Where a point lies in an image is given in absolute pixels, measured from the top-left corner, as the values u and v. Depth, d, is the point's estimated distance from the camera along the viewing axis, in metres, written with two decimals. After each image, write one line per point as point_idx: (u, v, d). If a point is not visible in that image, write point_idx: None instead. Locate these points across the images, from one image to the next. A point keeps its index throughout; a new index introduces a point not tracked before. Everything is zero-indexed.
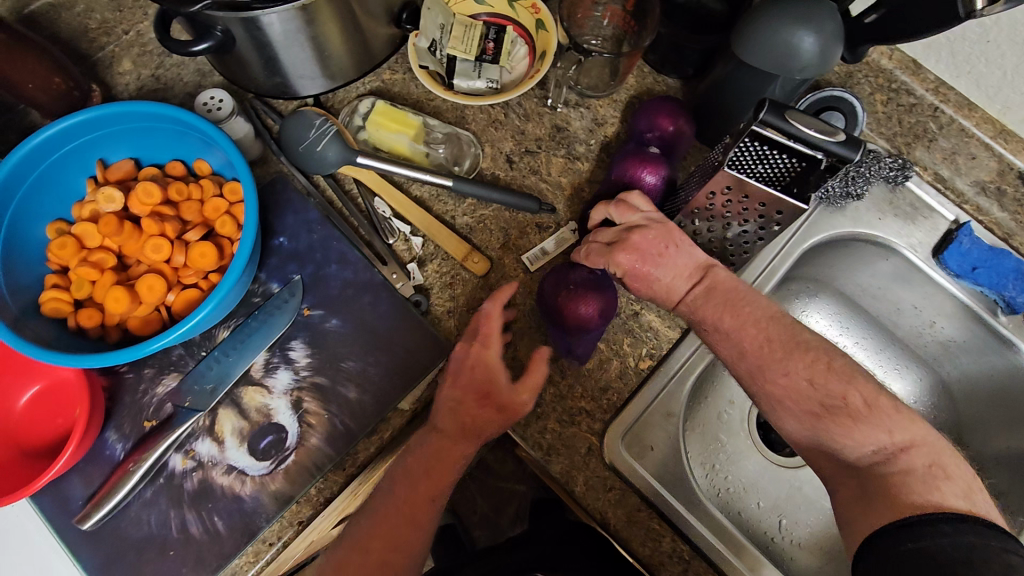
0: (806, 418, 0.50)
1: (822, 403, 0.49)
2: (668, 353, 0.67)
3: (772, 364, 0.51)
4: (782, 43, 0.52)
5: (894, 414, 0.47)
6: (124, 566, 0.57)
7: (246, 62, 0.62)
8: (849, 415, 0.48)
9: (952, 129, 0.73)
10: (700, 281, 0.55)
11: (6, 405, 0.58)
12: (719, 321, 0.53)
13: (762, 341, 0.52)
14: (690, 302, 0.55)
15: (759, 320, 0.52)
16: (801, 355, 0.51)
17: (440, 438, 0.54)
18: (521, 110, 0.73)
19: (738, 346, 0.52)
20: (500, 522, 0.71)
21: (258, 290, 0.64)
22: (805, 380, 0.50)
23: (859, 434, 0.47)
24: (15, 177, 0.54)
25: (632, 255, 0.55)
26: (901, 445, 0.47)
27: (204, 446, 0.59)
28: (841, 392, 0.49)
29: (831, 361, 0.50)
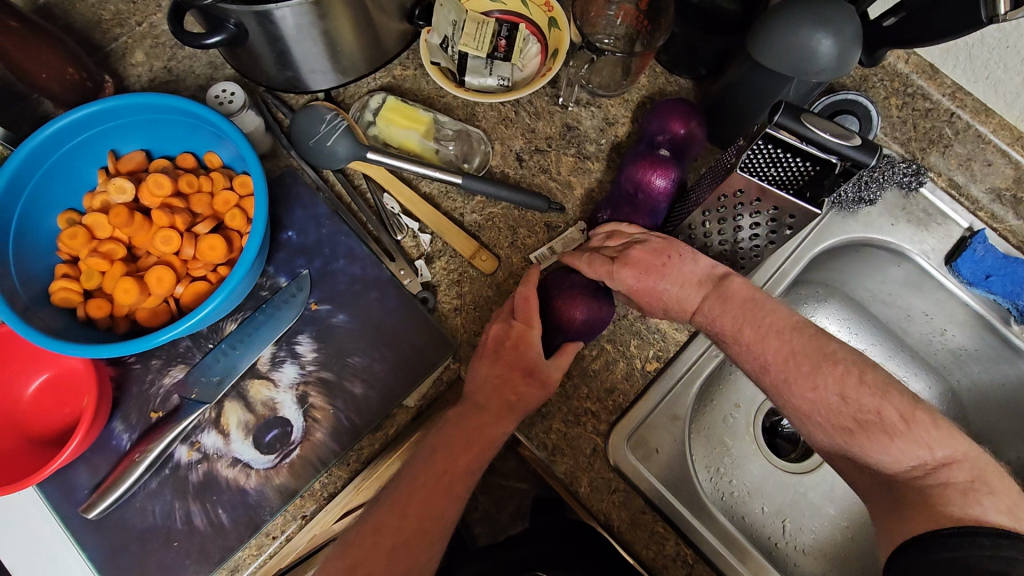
0: (838, 433, 0.49)
1: (854, 418, 0.48)
2: (675, 355, 0.66)
3: (799, 379, 0.50)
4: (799, 46, 0.51)
5: (933, 430, 0.47)
6: (128, 556, 0.57)
7: (258, 56, 0.62)
8: (885, 431, 0.47)
9: (969, 135, 0.71)
10: (710, 292, 0.55)
11: (14, 393, 0.58)
12: (739, 333, 0.53)
13: (785, 354, 0.51)
14: (706, 312, 0.55)
15: (782, 331, 0.52)
16: (829, 369, 0.49)
17: (456, 437, 0.55)
18: (532, 108, 0.73)
19: (761, 358, 0.52)
20: (500, 518, 0.75)
21: (266, 284, 0.64)
22: (835, 395, 0.49)
23: (897, 450, 0.47)
24: (28, 167, 0.54)
25: (635, 270, 0.55)
26: (942, 460, 0.46)
27: (210, 438, 0.59)
28: (875, 406, 0.48)
29: (863, 375, 0.49)
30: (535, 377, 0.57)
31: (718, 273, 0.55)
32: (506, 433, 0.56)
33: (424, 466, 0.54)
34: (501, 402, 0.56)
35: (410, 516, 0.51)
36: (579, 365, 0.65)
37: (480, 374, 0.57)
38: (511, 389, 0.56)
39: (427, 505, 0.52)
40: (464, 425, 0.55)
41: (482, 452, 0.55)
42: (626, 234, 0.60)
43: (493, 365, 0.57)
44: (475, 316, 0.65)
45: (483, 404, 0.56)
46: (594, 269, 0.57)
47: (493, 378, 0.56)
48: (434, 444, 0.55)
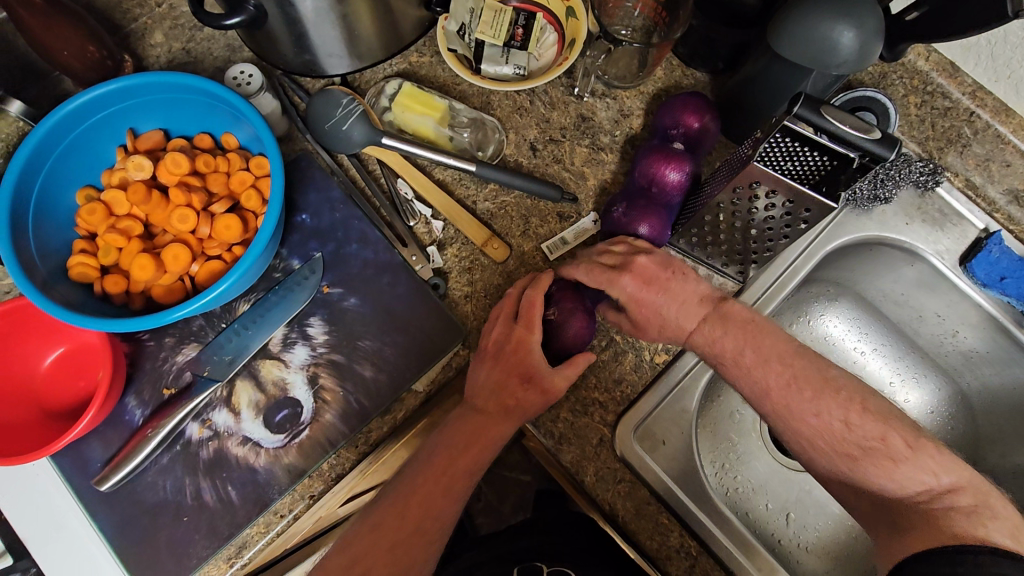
0: (841, 459, 0.51)
1: (859, 445, 0.50)
2: (663, 370, 0.65)
3: (802, 403, 0.51)
4: (821, 37, 0.51)
5: (936, 456, 0.48)
6: (139, 529, 0.58)
7: (276, 38, 0.63)
8: (889, 457, 0.49)
9: (987, 135, 0.70)
10: (709, 314, 0.55)
11: (31, 365, 0.59)
12: (740, 355, 0.54)
13: (788, 378, 0.52)
14: (705, 333, 0.55)
15: (783, 355, 0.53)
16: (832, 396, 0.51)
17: (453, 444, 0.55)
18: (547, 98, 0.73)
19: (761, 383, 0.53)
20: (501, 509, 0.73)
21: (279, 265, 0.65)
22: (838, 421, 0.50)
23: (901, 477, 0.48)
24: (49, 141, 0.54)
25: (639, 279, 0.56)
26: (948, 487, 0.47)
27: (221, 416, 0.60)
28: (879, 434, 0.49)
29: (866, 402, 0.51)
30: (534, 385, 0.55)
31: (716, 295, 0.57)
32: (506, 434, 0.56)
33: (430, 451, 0.55)
34: (499, 405, 0.56)
35: (413, 509, 0.52)
36: None
37: (482, 374, 0.57)
38: (508, 395, 0.55)
39: (430, 494, 0.53)
40: (468, 421, 0.56)
41: (482, 452, 0.55)
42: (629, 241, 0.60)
43: (491, 368, 0.56)
44: (486, 304, 0.65)
45: (481, 407, 0.56)
46: (593, 278, 0.57)
47: (492, 381, 0.56)
48: (431, 448, 0.55)
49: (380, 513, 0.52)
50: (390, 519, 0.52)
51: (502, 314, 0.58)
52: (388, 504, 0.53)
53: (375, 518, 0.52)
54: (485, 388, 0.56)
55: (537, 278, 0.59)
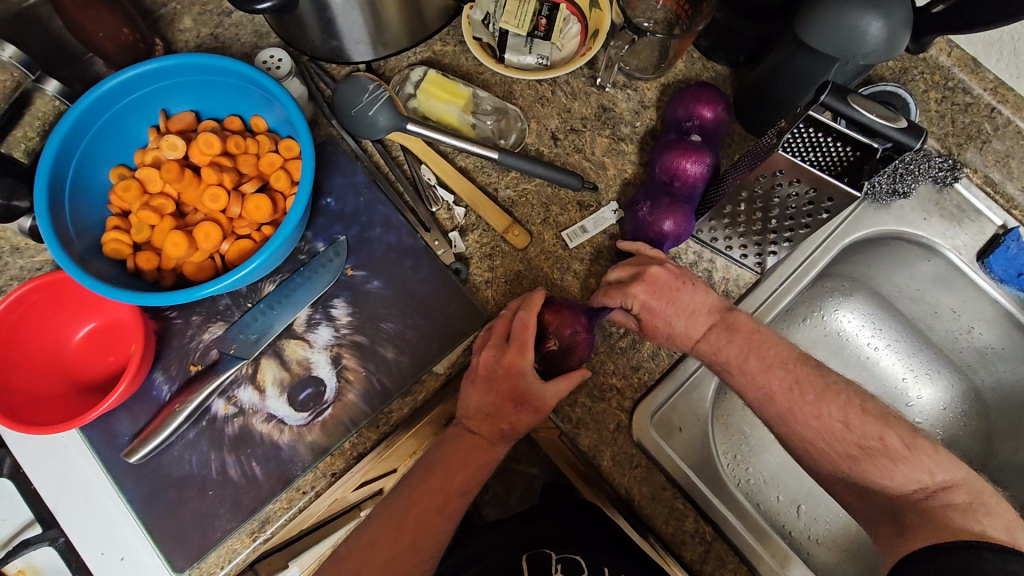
0: (842, 459, 0.51)
1: (859, 445, 0.50)
2: (672, 366, 0.66)
3: (804, 408, 0.52)
4: (849, 25, 0.51)
5: (934, 455, 0.49)
6: (164, 502, 0.59)
7: (304, 24, 0.64)
8: (889, 457, 0.49)
9: (1009, 131, 0.71)
10: (716, 323, 0.56)
11: (63, 339, 0.60)
12: (745, 364, 0.54)
13: (790, 383, 0.53)
14: (711, 341, 0.56)
15: (786, 361, 0.54)
16: (833, 398, 0.52)
17: (456, 453, 0.55)
18: (569, 88, 0.73)
19: (766, 389, 0.53)
20: (509, 500, 0.69)
21: (304, 248, 0.66)
22: (839, 422, 0.51)
23: (899, 475, 0.49)
24: (86, 119, 0.56)
25: (649, 288, 0.57)
26: (941, 484, 0.48)
27: (246, 393, 0.61)
28: (877, 433, 0.50)
29: (863, 403, 0.51)
30: (527, 406, 0.56)
31: (725, 304, 0.57)
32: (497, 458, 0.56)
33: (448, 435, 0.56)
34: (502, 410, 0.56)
35: (433, 487, 0.54)
36: (606, 342, 0.66)
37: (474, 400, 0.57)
38: (508, 407, 0.56)
39: (443, 472, 0.54)
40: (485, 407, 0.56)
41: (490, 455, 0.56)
42: (648, 255, 0.61)
43: (484, 395, 0.56)
44: (506, 290, 0.66)
45: (479, 421, 0.56)
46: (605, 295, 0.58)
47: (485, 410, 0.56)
48: (443, 445, 0.56)
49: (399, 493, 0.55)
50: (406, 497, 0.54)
51: (494, 337, 0.59)
52: (411, 488, 0.54)
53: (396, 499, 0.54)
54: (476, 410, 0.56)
55: (529, 298, 0.59)
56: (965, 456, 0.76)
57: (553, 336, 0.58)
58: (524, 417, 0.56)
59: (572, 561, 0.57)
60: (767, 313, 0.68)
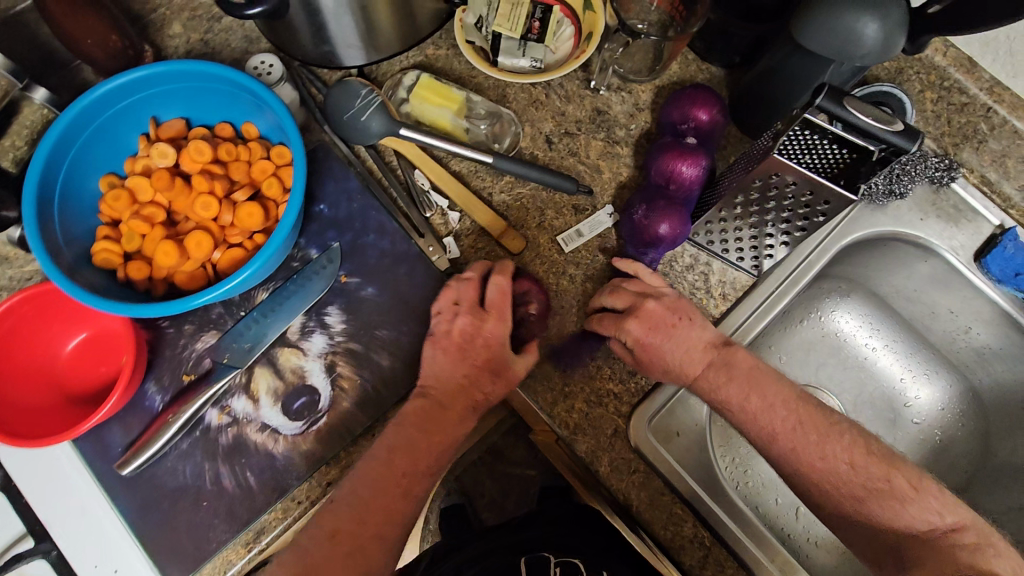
0: (848, 502, 0.51)
1: (865, 486, 0.50)
2: (652, 389, 0.64)
3: (808, 447, 0.52)
4: (846, 28, 0.51)
5: (940, 497, 0.49)
6: (158, 514, 0.59)
7: (295, 29, 0.63)
8: (895, 498, 0.49)
9: (1004, 131, 0.70)
10: (714, 360, 0.57)
11: (53, 350, 0.59)
12: (745, 401, 0.54)
13: (792, 424, 0.53)
14: (709, 379, 0.56)
15: (788, 401, 0.54)
16: (836, 439, 0.52)
17: None
18: (563, 91, 0.73)
19: (767, 429, 0.53)
20: (505, 505, 0.74)
21: (297, 255, 0.66)
22: (845, 463, 0.51)
23: (908, 514, 0.49)
24: (75, 127, 0.55)
25: (644, 324, 0.58)
26: (951, 525, 0.48)
27: (239, 403, 0.60)
28: (884, 474, 0.50)
29: (868, 445, 0.52)
30: (502, 376, 0.58)
31: (721, 341, 0.58)
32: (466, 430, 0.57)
33: (437, 396, 0.57)
34: None
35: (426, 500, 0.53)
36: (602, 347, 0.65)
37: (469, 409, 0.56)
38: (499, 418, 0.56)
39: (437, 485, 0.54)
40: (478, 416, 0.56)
41: None
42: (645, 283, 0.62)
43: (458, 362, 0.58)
44: None
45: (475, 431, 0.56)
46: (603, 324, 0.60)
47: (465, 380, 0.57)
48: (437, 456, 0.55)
49: (385, 493, 0.52)
50: (395, 503, 0.52)
51: (465, 305, 0.60)
52: (399, 497, 0.52)
53: (382, 502, 0.52)
54: (450, 384, 0.57)
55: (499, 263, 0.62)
56: (964, 457, 0.76)
57: (532, 298, 0.64)
58: (499, 390, 0.58)
59: (571, 564, 0.55)
60: (765, 316, 0.67)
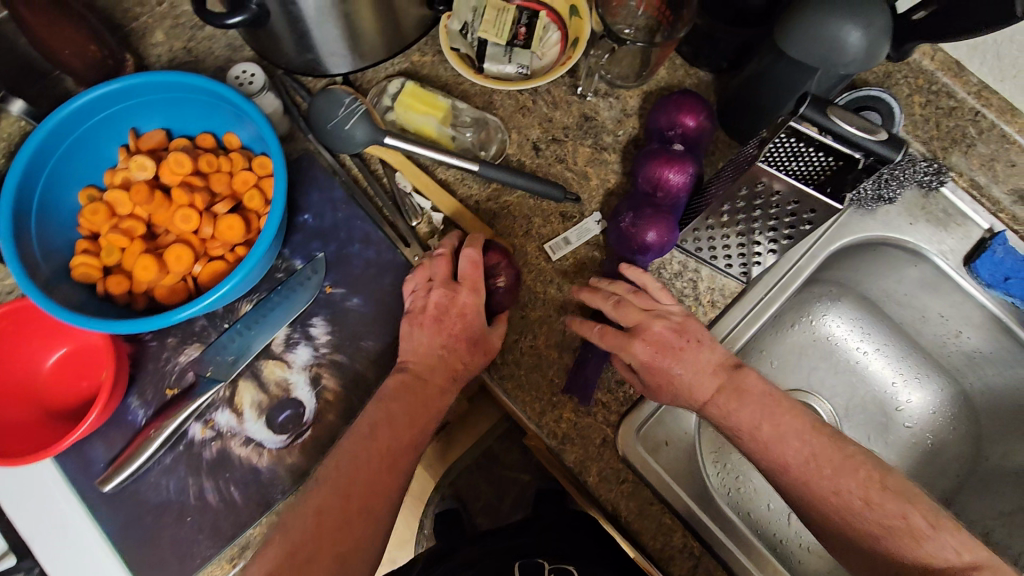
0: (861, 537, 0.49)
1: (880, 524, 0.49)
2: (637, 402, 0.64)
3: (820, 481, 0.51)
4: (829, 36, 0.51)
5: (958, 534, 0.48)
6: (142, 530, 0.58)
7: (277, 37, 0.62)
8: (912, 536, 0.48)
9: (993, 135, 0.69)
10: (724, 386, 0.55)
11: (33, 365, 0.59)
12: (756, 431, 0.53)
13: (806, 455, 0.52)
14: (718, 404, 0.55)
15: (803, 434, 0.52)
16: (851, 474, 0.51)
17: None
18: (550, 97, 0.72)
19: (780, 459, 0.52)
20: (501, 507, 0.84)
21: (282, 265, 0.65)
22: (859, 500, 0.50)
23: (927, 551, 0.47)
24: (51, 140, 0.54)
25: (651, 346, 0.56)
26: (970, 563, 0.47)
27: (223, 416, 0.60)
28: (900, 512, 0.49)
29: (884, 480, 0.50)
30: (479, 346, 0.58)
31: (730, 363, 0.56)
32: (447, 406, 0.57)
33: (416, 369, 0.57)
34: None
35: None
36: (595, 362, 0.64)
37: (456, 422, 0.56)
38: None
39: None
40: None
41: None
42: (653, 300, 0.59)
43: (433, 334, 0.58)
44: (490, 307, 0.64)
45: None
46: (607, 339, 0.58)
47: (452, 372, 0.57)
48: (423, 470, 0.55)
49: (360, 513, 0.50)
50: (373, 523, 0.51)
51: (438, 280, 0.59)
52: (383, 515, 0.51)
53: (354, 522, 0.50)
54: (435, 398, 0.57)
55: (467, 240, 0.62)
56: (955, 461, 0.76)
57: (501, 272, 0.62)
58: (477, 360, 0.58)
59: (564, 571, 0.58)
60: (755, 322, 0.67)
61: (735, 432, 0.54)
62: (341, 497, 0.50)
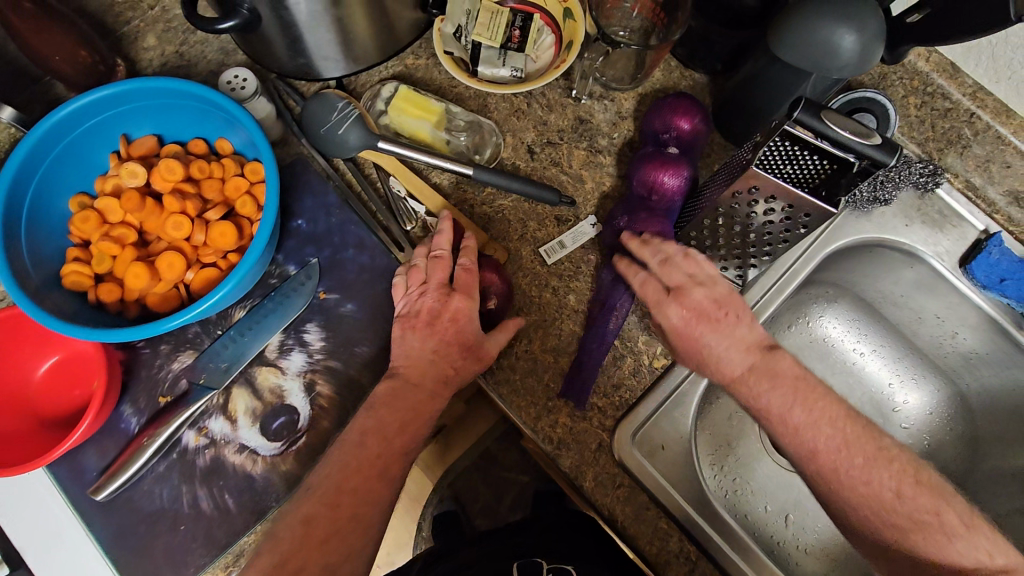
0: (890, 531, 0.49)
1: (911, 517, 0.48)
2: (637, 402, 0.64)
3: (854, 471, 0.49)
4: (821, 40, 0.50)
5: (993, 537, 0.48)
6: (135, 539, 0.58)
7: (270, 41, 0.62)
8: (944, 533, 0.48)
9: (987, 136, 0.69)
10: (756, 364, 0.52)
11: (25, 373, 0.59)
12: (787, 414, 0.51)
13: (839, 442, 0.50)
14: (750, 383, 0.52)
15: (836, 419, 0.50)
16: (886, 464, 0.49)
17: None
18: (544, 100, 0.72)
19: (810, 446, 0.50)
20: (499, 508, 0.83)
21: (275, 271, 0.65)
22: (891, 491, 0.49)
23: (955, 551, 0.47)
24: (41, 148, 0.54)
25: (688, 311, 0.54)
26: (1000, 567, 0.47)
27: (217, 423, 0.59)
28: (933, 508, 0.48)
29: (919, 474, 0.49)
30: (473, 353, 0.57)
31: (765, 343, 0.53)
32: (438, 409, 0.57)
33: (407, 374, 0.57)
34: None
35: None
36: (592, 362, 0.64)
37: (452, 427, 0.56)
38: None
39: None
40: None
41: None
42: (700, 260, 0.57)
43: (425, 339, 0.57)
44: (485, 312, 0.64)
45: None
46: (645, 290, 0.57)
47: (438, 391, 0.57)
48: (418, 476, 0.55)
49: (350, 522, 0.50)
50: (365, 531, 0.51)
51: (433, 284, 0.59)
52: (376, 520, 0.51)
53: (346, 531, 0.50)
54: (431, 403, 0.56)
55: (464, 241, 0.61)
56: (951, 462, 0.76)
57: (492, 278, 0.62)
58: (469, 366, 0.57)
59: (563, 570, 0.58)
60: None
61: (762, 414, 0.52)
62: (333, 506, 0.50)
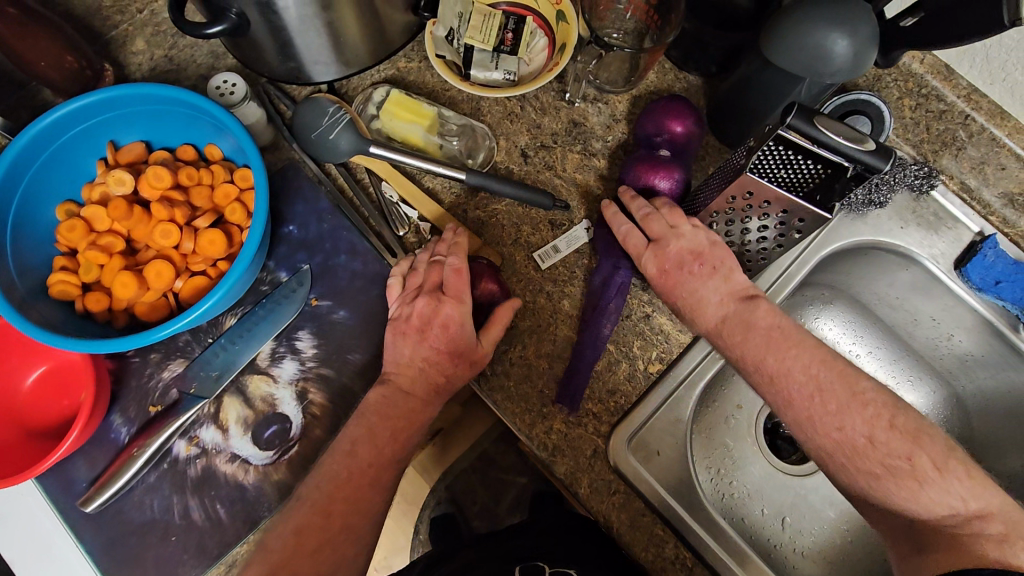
0: (862, 476, 0.47)
1: (883, 464, 0.46)
2: (634, 405, 0.63)
3: (825, 417, 0.48)
4: (813, 45, 0.50)
5: (968, 481, 0.45)
6: (125, 550, 0.57)
7: (259, 46, 0.61)
8: (914, 477, 0.46)
9: (982, 138, 0.69)
10: (729, 314, 0.54)
11: (12, 384, 0.58)
12: (760, 360, 0.51)
13: (812, 390, 0.49)
14: (723, 335, 0.54)
15: (809, 367, 0.50)
16: (859, 410, 0.48)
17: None
18: (538, 103, 0.72)
19: (784, 393, 0.50)
20: (497, 510, 0.83)
21: (267, 278, 0.64)
22: (863, 437, 0.47)
23: (926, 499, 0.45)
24: (25, 156, 0.53)
25: (658, 261, 0.57)
26: (976, 512, 0.45)
27: (208, 433, 0.59)
28: (906, 453, 0.46)
29: (894, 418, 0.47)
30: (464, 359, 0.56)
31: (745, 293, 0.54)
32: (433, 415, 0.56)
33: (398, 381, 0.56)
34: None
35: None
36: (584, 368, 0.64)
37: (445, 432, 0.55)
38: None
39: None
40: None
41: None
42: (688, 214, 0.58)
43: (416, 346, 0.56)
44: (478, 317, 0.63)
45: None
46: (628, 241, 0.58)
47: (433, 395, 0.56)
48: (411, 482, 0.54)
49: (342, 531, 0.50)
50: (357, 538, 0.50)
51: (427, 288, 0.58)
52: (368, 528, 0.51)
53: (337, 540, 0.49)
54: (422, 409, 0.56)
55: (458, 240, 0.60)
56: None
57: (485, 280, 0.61)
58: (460, 370, 0.56)
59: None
60: None
61: (737, 360, 0.53)
62: (324, 514, 0.50)
